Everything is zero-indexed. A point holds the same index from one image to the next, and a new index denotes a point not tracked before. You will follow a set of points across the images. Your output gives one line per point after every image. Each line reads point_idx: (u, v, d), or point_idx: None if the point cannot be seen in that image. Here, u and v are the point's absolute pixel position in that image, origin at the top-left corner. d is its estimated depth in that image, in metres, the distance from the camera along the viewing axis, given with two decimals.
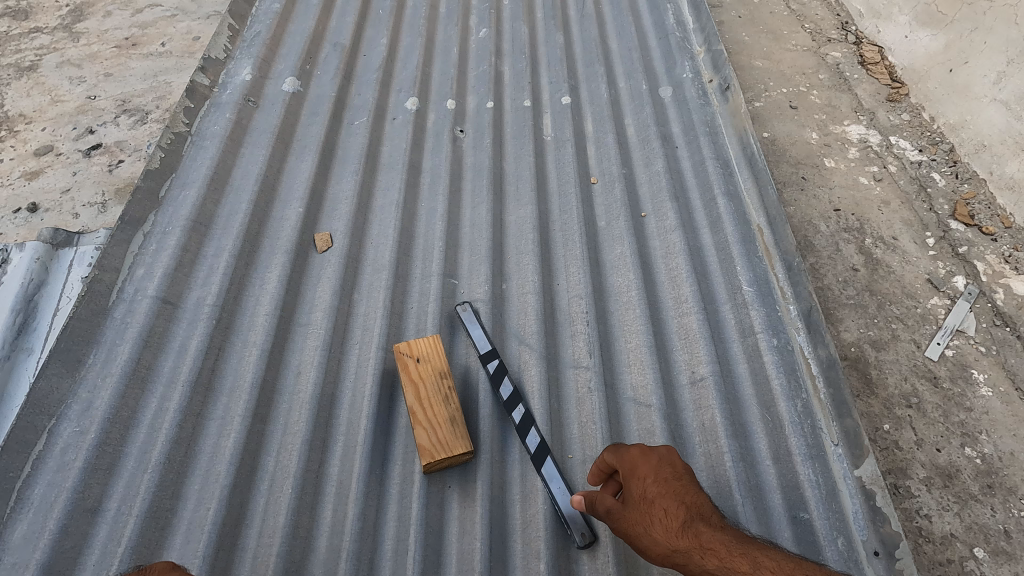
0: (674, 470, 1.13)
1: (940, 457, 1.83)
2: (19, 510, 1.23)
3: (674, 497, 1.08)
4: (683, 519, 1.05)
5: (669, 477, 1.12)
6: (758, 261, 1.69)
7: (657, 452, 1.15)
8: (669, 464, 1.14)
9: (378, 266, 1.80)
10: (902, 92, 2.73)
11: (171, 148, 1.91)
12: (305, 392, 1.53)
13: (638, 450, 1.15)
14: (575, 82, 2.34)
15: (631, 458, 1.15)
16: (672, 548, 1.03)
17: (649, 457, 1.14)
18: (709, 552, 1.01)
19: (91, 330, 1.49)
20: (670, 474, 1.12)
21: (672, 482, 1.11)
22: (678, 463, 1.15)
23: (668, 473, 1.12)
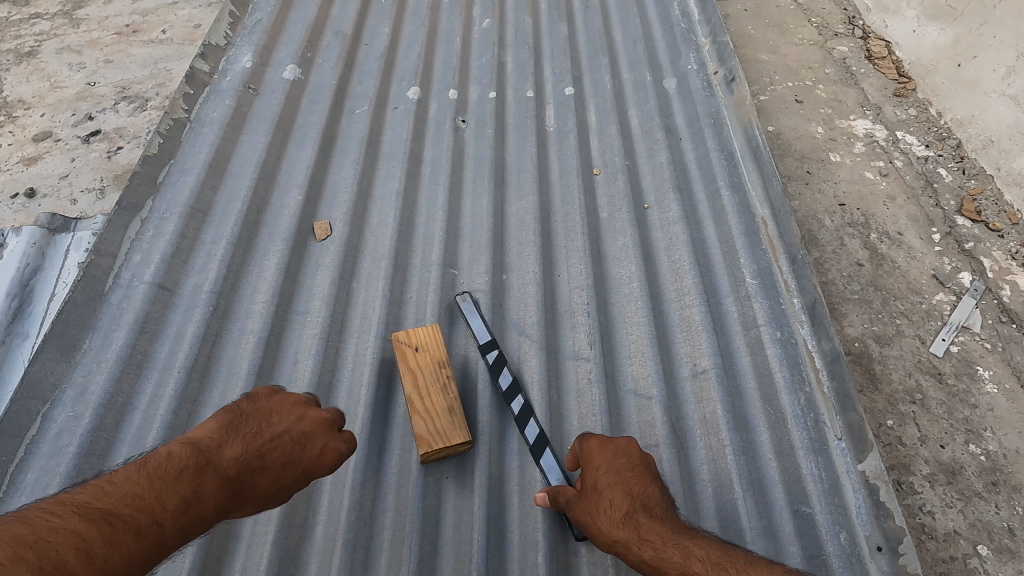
0: (627, 461, 1.20)
1: (944, 453, 1.81)
2: (12, 495, 1.22)
3: (623, 487, 1.16)
4: (627, 507, 1.12)
5: (620, 468, 1.19)
6: (761, 253, 1.66)
7: (614, 444, 1.23)
8: (623, 456, 1.21)
9: (378, 255, 1.78)
10: (909, 88, 2.70)
11: (170, 134, 1.89)
12: (303, 381, 1.51)
13: (595, 442, 1.24)
14: (579, 72, 2.31)
15: (587, 452, 1.24)
16: (614, 537, 1.11)
17: (603, 450, 1.22)
18: (645, 542, 1.07)
19: (87, 315, 1.48)
20: (623, 465, 1.20)
21: (623, 473, 1.18)
22: (634, 455, 1.22)
23: (619, 464, 1.20)
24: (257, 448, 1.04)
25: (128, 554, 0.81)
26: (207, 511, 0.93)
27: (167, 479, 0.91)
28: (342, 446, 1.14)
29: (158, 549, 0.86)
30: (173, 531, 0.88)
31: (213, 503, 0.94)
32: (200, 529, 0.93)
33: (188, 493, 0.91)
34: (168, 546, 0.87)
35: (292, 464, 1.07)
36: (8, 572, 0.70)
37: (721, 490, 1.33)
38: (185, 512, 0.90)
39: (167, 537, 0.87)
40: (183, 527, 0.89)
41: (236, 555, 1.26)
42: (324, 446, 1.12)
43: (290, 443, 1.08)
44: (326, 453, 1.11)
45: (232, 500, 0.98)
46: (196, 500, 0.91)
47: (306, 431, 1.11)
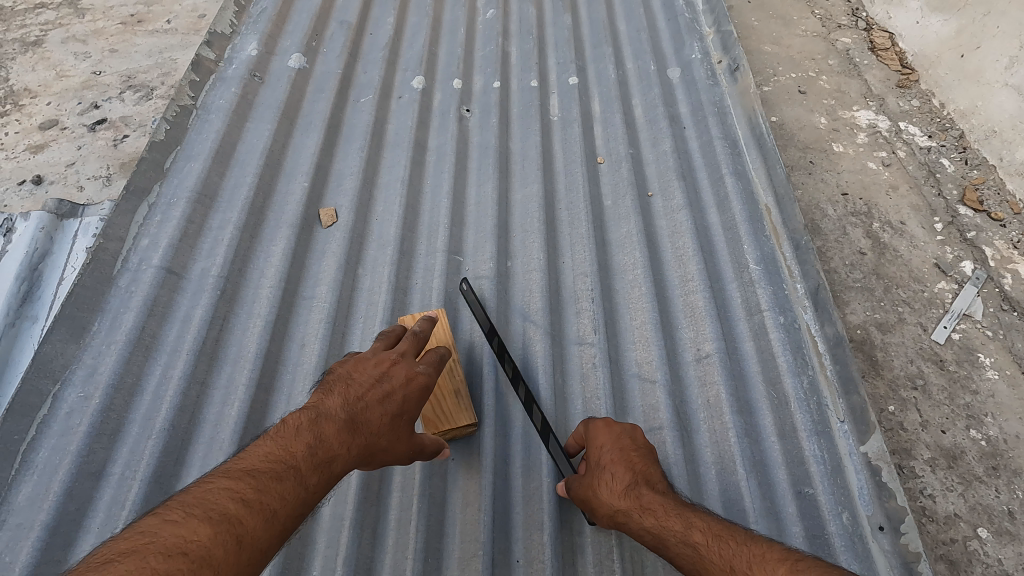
0: (630, 439, 1.24)
1: (945, 438, 1.83)
2: (24, 473, 1.23)
3: (626, 462, 1.19)
4: (630, 480, 1.15)
5: (624, 445, 1.23)
6: (765, 240, 1.67)
7: (619, 425, 1.27)
8: (626, 435, 1.25)
9: (383, 241, 1.80)
10: (912, 79, 2.71)
11: (177, 120, 1.90)
12: (309, 363, 1.52)
13: (600, 422, 1.28)
14: (583, 62, 2.32)
15: (592, 430, 1.27)
16: (615, 507, 1.13)
17: (608, 429, 1.26)
18: (646, 512, 1.10)
19: (96, 298, 1.50)
20: (627, 442, 1.23)
21: (627, 450, 1.21)
22: (638, 436, 1.26)
23: (623, 442, 1.23)
24: (356, 390, 1.17)
25: (286, 491, 0.94)
26: (339, 445, 1.06)
27: (290, 436, 1.04)
28: (422, 372, 1.26)
29: (309, 482, 0.98)
30: (315, 466, 1.01)
31: (339, 438, 1.07)
32: (342, 462, 1.05)
33: (311, 439, 1.04)
34: (318, 480, 1.00)
35: (391, 395, 1.19)
36: (185, 524, 0.81)
37: (724, 471, 1.35)
38: (316, 450, 1.03)
39: (313, 472, 1.00)
40: (324, 462, 1.02)
41: None
42: (407, 373, 1.24)
43: (378, 379, 1.20)
44: (413, 380, 1.23)
45: (358, 434, 1.10)
46: (320, 444, 1.04)
47: (389, 367, 1.23)
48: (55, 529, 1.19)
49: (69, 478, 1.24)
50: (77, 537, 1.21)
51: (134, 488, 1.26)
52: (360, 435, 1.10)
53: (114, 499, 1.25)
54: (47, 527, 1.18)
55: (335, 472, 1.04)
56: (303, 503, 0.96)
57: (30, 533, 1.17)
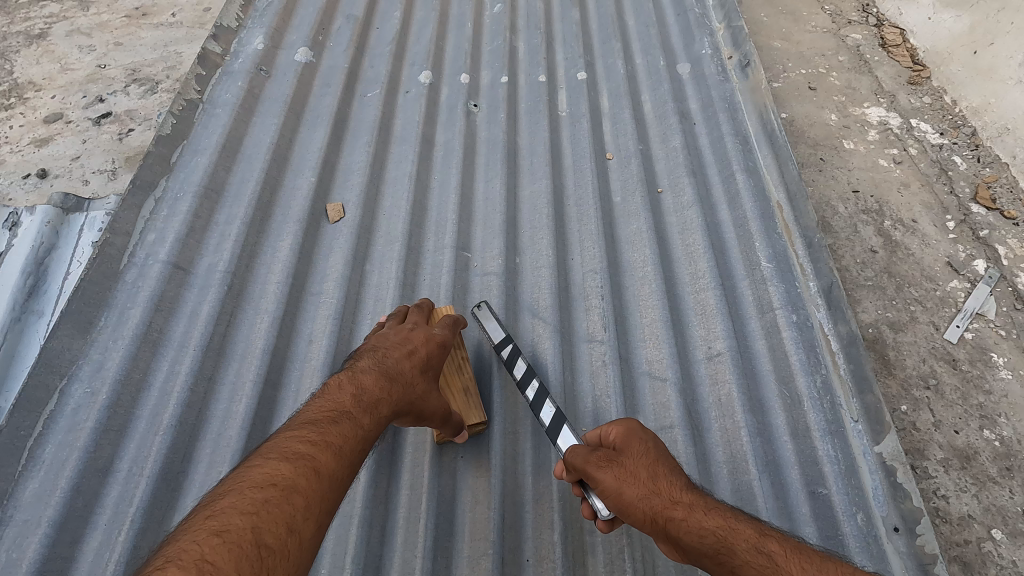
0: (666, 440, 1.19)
1: (958, 439, 1.82)
2: (30, 469, 1.22)
3: (670, 461, 1.12)
4: (679, 478, 1.08)
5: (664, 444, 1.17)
6: (777, 237, 1.65)
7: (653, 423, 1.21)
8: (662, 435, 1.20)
9: (391, 237, 1.78)
10: (924, 75, 2.68)
11: (183, 114, 1.89)
12: (317, 359, 1.51)
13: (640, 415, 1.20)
14: (591, 57, 2.30)
15: (634, 420, 1.18)
16: (675, 503, 1.04)
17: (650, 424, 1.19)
18: (712, 510, 1.02)
19: (102, 293, 1.48)
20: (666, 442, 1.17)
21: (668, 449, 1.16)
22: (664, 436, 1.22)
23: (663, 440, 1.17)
24: (382, 354, 1.26)
25: (345, 428, 1.06)
26: (379, 394, 1.16)
27: (331, 393, 1.15)
28: (438, 336, 1.34)
29: (363, 421, 1.10)
30: (364, 411, 1.12)
31: (378, 389, 1.17)
32: (386, 407, 1.15)
33: (352, 391, 1.15)
34: (370, 420, 1.11)
35: (415, 354, 1.27)
36: (280, 461, 0.94)
37: (736, 470, 1.33)
38: (360, 397, 1.14)
39: (364, 415, 1.11)
40: (369, 407, 1.13)
41: None
42: (426, 334, 1.32)
43: (397, 343, 1.29)
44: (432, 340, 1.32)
45: (395, 385, 1.19)
46: (361, 392, 1.15)
47: (407, 334, 1.32)
48: (63, 525, 1.18)
49: (75, 474, 1.23)
50: (85, 534, 1.20)
51: (141, 484, 1.25)
52: (397, 385, 1.19)
53: (121, 496, 1.24)
54: (54, 524, 1.17)
55: (381, 416, 1.14)
56: (362, 440, 1.08)
57: (37, 529, 1.16)
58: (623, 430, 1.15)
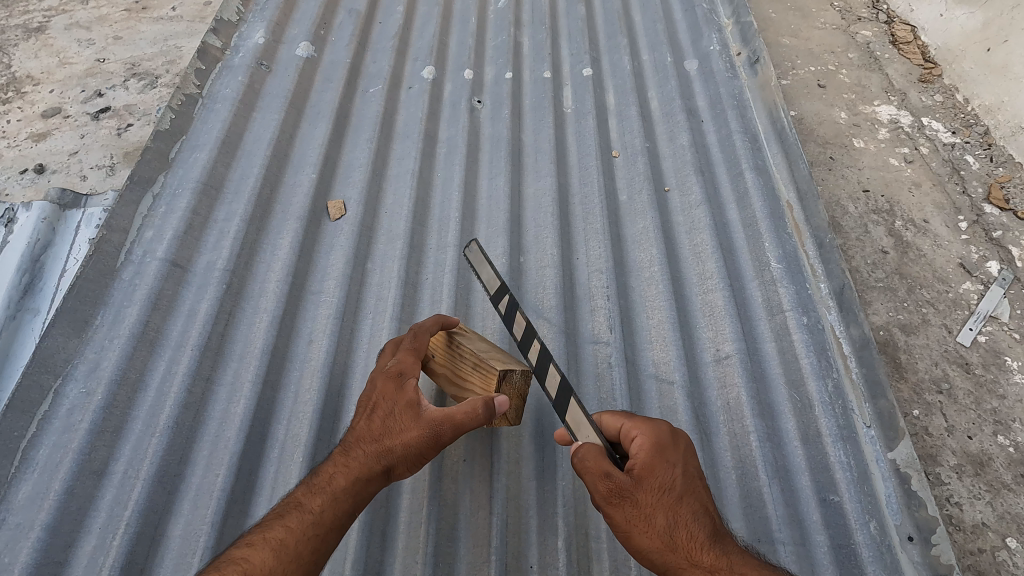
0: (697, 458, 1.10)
1: (971, 444, 1.78)
2: (23, 471, 1.20)
3: (694, 490, 1.05)
4: (698, 515, 1.03)
5: (692, 467, 1.08)
6: (787, 237, 1.61)
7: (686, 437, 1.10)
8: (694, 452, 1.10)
9: (393, 235, 1.75)
10: (935, 73, 2.64)
11: (181, 109, 1.86)
12: (317, 360, 1.48)
13: (671, 430, 1.08)
14: (597, 53, 2.26)
15: (666, 440, 1.06)
16: (695, 561, 1.00)
17: (682, 443, 1.08)
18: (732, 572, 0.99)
19: (99, 291, 1.46)
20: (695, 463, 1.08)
21: (694, 473, 1.07)
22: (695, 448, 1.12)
23: (693, 464, 1.08)
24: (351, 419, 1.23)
25: (290, 522, 1.05)
26: (331, 470, 1.12)
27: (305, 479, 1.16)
28: (388, 369, 1.22)
29: (311, 505, 1.07)
30: (316, 492, 1.09)
31: (333, 464, 1.14)
32: (340, 479, 1.10)
33: (311, 475, 1.14)
34: (320, 500, 1.08)
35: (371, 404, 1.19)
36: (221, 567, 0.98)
37: (746, 476, 1.30)
38: (313, 481, 1.12)
39: (314, 497, 1.08)
40: (322, 486, 1.10)
41: None
42: (379, 375, 1.21)
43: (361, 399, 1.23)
44: (386, 378, 1.20)
45: (349, 454, 1.13)
46: (317, 474, 1.13)
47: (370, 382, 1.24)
48: (56, 529, 1.16)
49: (69, 477, 1.20)
50: (78, 538, 1.17)
51: (137, 488, 1.22)
52: (350, 454, 1.14)
53: (116, 499, 1.21)
54: (47, 528, 1.15)
55: (337, 489, 1.09)
56: (314, 525, 1.05)
57: (29, 534, 1.14)
58: (653, 453, 1.04)
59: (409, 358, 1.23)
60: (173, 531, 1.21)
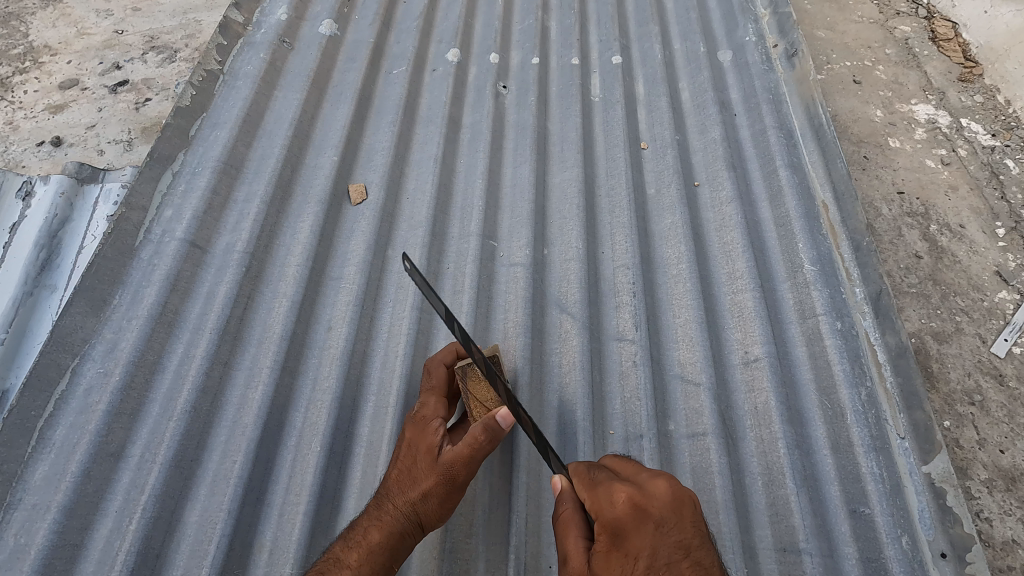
0: (677, 533, 0.94)
1: (1004, 459, 1.76)
2: (40, 451, 1.18)
3: None
4: None
5: (664, 550, 0.92)
6: (821, 238, 1.56)
7: (656, 509, 0.96)
8: (670, 527, 0.94)
9: (414, 223, 1.71)
10: (975, 72, 2.56)
11: (202, 85, 1.81)
12: (336, 348, 1.45)
13: (631, 506, 0.96)
14: (627, 40, 2.19)
15: (621, 524, 0.95)
16: None
17: (644, 522, 0.94)
18: None
19: (117, 270, 1.43)
20: (669, 542, 0.93)
21: (668, 557, 0.92)
22: (677, 516, 0.96)
23: (663, 548, 0.92)
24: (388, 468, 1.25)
25: None
26: (365, 524, 1.13)
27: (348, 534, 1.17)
28: (414, 419, 1.22)
29: (349, 560, 1.09)
30: (353, 547, 1.11)
31: (367, 518, 1.14)
32: (374, 533, 1.11)
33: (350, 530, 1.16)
34: (353, 555, 1.09)
35: (401, 450, 1.21)
36: None
37: (772, 484, 1.28)
38: (351, 534, 1.14)
39: (349, 551, 1.11)
40: (357, 541, 1.12)
41: (266, 524, 1.22)
42: (408, 420, 1.24)
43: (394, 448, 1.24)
44: (413, 420, 1.22)
45: (381, 507, 1.14)
46: (354, 530, 1.15)
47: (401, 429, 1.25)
48: (73, 511, 1.14)
49: (87, 459, 1.19)
50: (94, 521, 1.15)
51: (154, 472, 1.20)
52: (381, 506, 1.14)
53: (133, 483, 1.19)
54: (63, 509, 1.13)
55: (372, 543, 1.10)
56: None
57: (46, 515, 1.12)
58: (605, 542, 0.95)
59: (431, 397, 1.25)
60: (189, 517, 1.19)
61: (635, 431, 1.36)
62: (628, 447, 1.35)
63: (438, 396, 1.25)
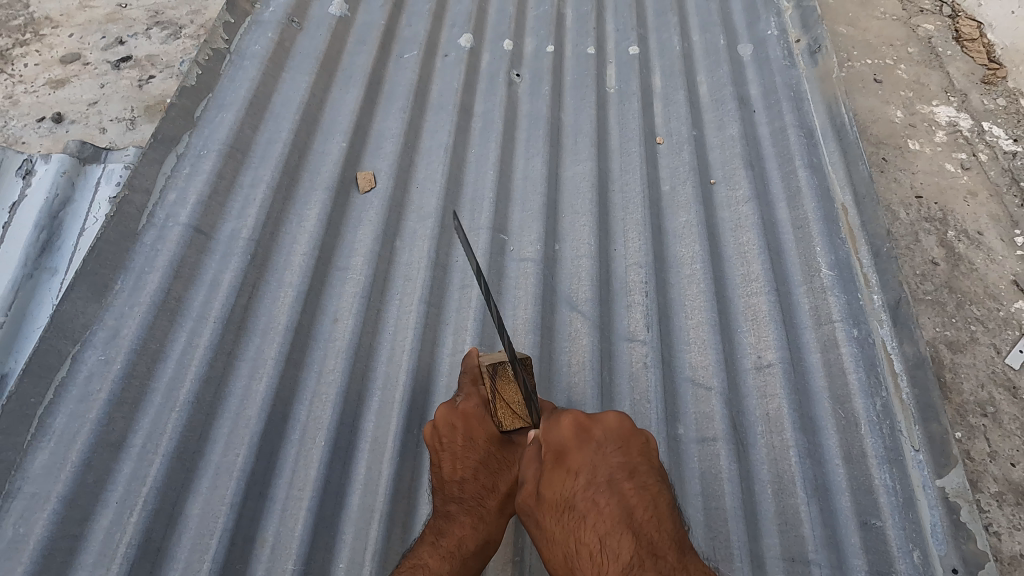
0: (618, 455, 1.16)
1: (1014, 472, 1.75)
2: (39, 439, 1.16)
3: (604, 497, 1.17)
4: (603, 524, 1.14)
5: (605, 468, 1.17)
6: (840, 243, 1.52)
7: (598, 432, 1.17)
8: (613, 450, 1.17)
9: (423, 213, 1.67)
10: (999, 75, 2.50)
11: (208, 65, 1.75)
12: (342, 341, 1.42)
13: (576, 430, 1.17)
14: (645, 30, 2.13)
15: (565, 443, 1.17)
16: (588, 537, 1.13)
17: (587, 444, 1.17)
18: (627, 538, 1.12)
19: (120, 255, 1.39)
20: (611, 460, 1.16)
21: (609, 471, 1.17)
22: (623, 443, 1.16)
23: (602, 466, 1.18)
24: (436, 466, 1.21)
25: None
26: (459, 533, 1.14)
27: (426, 545, 1.15)
28: (469, 424, 1.23)
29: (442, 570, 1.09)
30: (444, 556, 1.11)
31: (458, 526, 1.15)
32: (469, 542, 1.13)
33: (433, 539, 1.15)
34: (449, 565, 1.10)
35: (468, 449, 1.23)
36: None
37: (782, 492, 1.27)
38: (440, 541, 1.14)
39: (443, 561, 1.10)
40: (450, 550, 1.12)
41: (269, 518, 1.21)
42: (459, 424, 1.23)
43: (450, 456, 1.22)
44: (470, 418, 1.24)
45: (472, 513, 1.17)
46: (440, 537, 1.15)
47: (456, 436, 1.22)
48: (72, 501, 1.12)
49: (87, 448, 1.17)
50: (94, 512, 1.13)
51: (156, 463, 1.18)
52: (475, 513, 1.17)
53: (133, 474, 1.17)
54: (64, 500, 1.11)
55: (467, 553, 1.12)
56: None
57: (46, 504, 1.10)
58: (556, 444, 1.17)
59: (473, 400, 1.26)
60: (191, 509, 1.17)
61: (644, 435, 1.34)
62: None
63: (478, 397, 1.27)
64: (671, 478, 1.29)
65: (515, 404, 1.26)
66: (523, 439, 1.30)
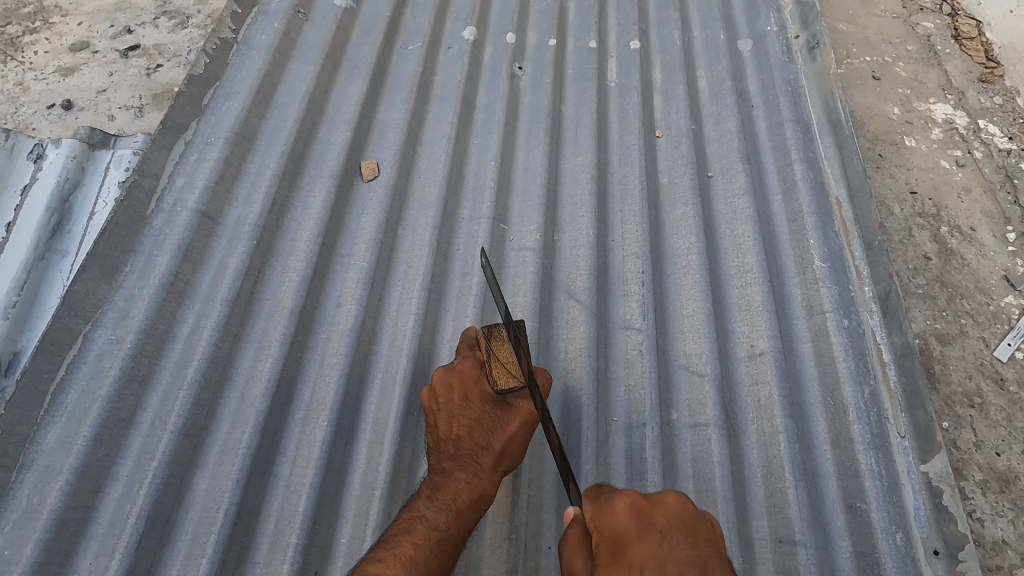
0: (687, 548, 0.93)
1: (999, 461, 1.79)
2: (52, 414, 1.20)
3: None
4: None
5: (674, 565, 0.91)
6: (833, 236, 1.55)
7: (661, 516, 0.96)
8: (680, 541, 0.94)
9: (425, 203, 1.70)
10: (997, 73, 2.52)
11: (216, 53, 1.79)
12: (345, 325, 1.46)
13: (632, 514, 0.96)
14: (646, 25, 2.16)
15: (620, 534, 0.95)
16: None
17: (648, 530, 0.94)
18: None
19: (129, 238, 1.43)
20: (679, 555, 0.92)
21: (679, 568, 0.91)
22: (690, 532, 0.95)
23: (671, 562, 0.91)
24: (431, 425, 1.25)
25: (417, 535, 1.11)
26: (455, 486, 1.18)
27: (424, 499, 1.19)
28: (462, 383, 1.25)
29: (437, 521, 1.14)
30: (440, 508, 1.16)
31: (454, 480, 1.19)
32: (463, 495, 1.17)
33: (429, 492, 1.19)
34: (447, 517, 1.14)
35: (464, 408, 1.24)
36: None
37: (771, 476, 1.30)
38: (436, 495, 1.18)
39: (439, 513, 1.15)
40: (447, 503, 1.16)
41: (274, 494, 1.24)
42: (453, 383, 1.25)
43: (444, 413, 1.24)
44: (465, 377, 1.26)
45: (466, 469, 1.20)
46: (435, 491, 1.18)
47: (450, 395, 1.25)
48: (84, 473, 1.16)
49: (99, 423, 1.21)
50: (105, 484, 1.17)
51: (165, 439, 1.22)
52: (469, 468, 1.20)
53: (143, 449, 1.21)
54: (76, 473, 1.15)
55: (462, 505, 1.16)
56: (439, 541, 1.12)
57: (59, 476, 1.14)
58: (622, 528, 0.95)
59: (468, 361, 1.29)
60: (198, 484, 1.21)
61: (638, 419, 1.38)
62: (630, 433, 1.37)
63: (475, 360, 1.29)
64: (664, 462, 1.33)
65: (510, 363, 1.27)
66: (520, 401, 1.27)
